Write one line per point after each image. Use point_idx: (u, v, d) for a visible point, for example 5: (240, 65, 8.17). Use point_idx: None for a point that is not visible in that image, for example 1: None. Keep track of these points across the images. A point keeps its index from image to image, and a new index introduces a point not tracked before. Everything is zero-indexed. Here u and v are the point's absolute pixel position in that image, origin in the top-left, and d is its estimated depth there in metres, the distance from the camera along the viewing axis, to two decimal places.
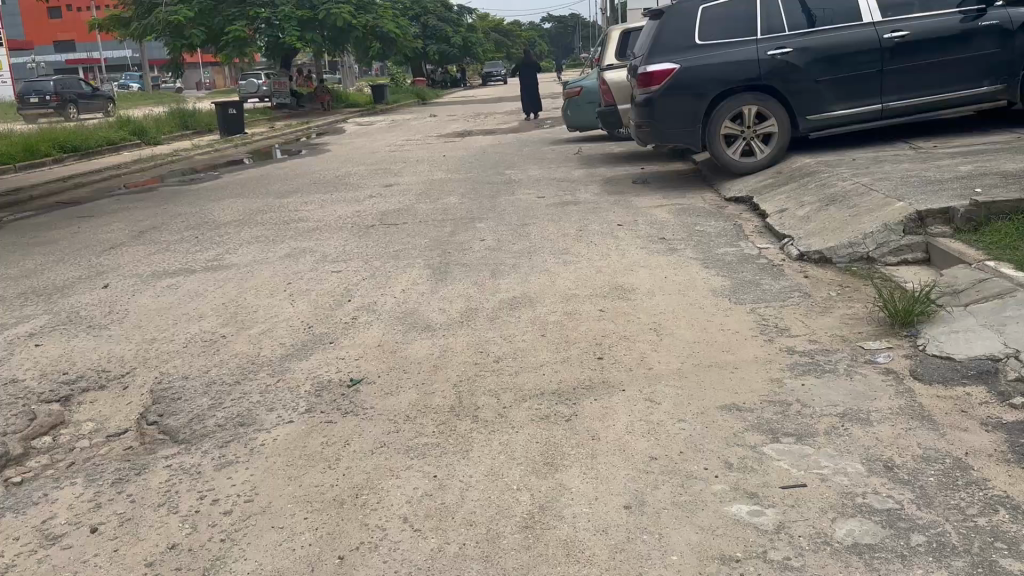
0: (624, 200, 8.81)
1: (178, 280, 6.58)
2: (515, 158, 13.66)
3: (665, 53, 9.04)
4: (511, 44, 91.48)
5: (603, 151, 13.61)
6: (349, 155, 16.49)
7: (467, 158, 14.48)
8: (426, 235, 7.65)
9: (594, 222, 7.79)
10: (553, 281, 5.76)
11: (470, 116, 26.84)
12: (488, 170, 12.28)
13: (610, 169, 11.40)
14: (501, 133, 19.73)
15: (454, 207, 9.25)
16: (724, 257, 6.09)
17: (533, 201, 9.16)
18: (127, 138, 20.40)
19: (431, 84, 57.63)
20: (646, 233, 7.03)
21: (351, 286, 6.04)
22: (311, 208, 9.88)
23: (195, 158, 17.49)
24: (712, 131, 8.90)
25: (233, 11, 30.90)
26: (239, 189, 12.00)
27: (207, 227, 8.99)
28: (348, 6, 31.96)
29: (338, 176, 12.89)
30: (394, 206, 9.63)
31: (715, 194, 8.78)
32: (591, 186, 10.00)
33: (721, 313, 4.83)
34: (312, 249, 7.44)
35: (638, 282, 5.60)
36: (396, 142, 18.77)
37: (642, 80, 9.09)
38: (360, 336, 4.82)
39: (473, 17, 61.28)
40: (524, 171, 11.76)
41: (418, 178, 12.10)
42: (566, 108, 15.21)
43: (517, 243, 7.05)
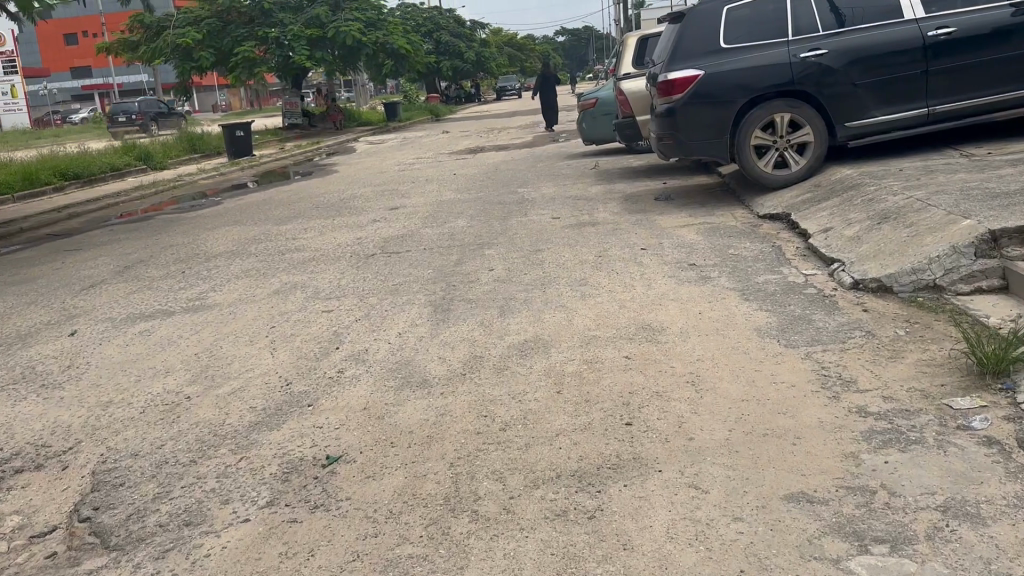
0: (647, 220, 8.08)
1: (153, 325, 5.92)
2: (528, 174, 12.97)
3: (687, 58, 8.32)
4: (524, 58, 91.19)
5: (621, 164, 12.89)
6: (357, 176, 15.90)
7: (478, 175, 13.81)
8: (429, 265, 6.96)
9: (614, 246, 7.06)
10: (568, 320, 5.04)
11: (483, 131, 26.23)
12: (499, 188, 11.59)
13: (628, 184, 10.66)
14: (515, 148, 19.08)
15: (461, 231, 8.57)
16: (765, 287, 5.33)
17: (547, 223, 8.45)
18: (132, 163, 20.01)
19: (444, 100, 57.28)
20: (673, 259, 6.28)
21: (341, 328, 5.34)
22: (309, 235, 9.25)
23: (200, 183, 17.04)
24: (741, 142, 8.14)
25: (242, 31, 30.65)
26: (238, 216, 11.42)
27: (197, 259, 8.38)
28: (358, 23, 31.60)
29: (343, 199, 12.29)
30: (398, 231, 8.97)
31: (747, 211, 8.01)
32: (610, 204, 9.27)
33: (768, 360, 4.06)
34: (304, 283, 6.78)
35: (666, 319, 4.85)
36: (406, 161, 18.17)
37: (663, 89, 8.38)
38: (343, 394, 4.12)
39: (485, 31, 60.96)
40: (538, 189, 11.05)
41: (425, 198, 11.45)
42: (581, 121, 14.51)
43: (529, 272, 6.33)
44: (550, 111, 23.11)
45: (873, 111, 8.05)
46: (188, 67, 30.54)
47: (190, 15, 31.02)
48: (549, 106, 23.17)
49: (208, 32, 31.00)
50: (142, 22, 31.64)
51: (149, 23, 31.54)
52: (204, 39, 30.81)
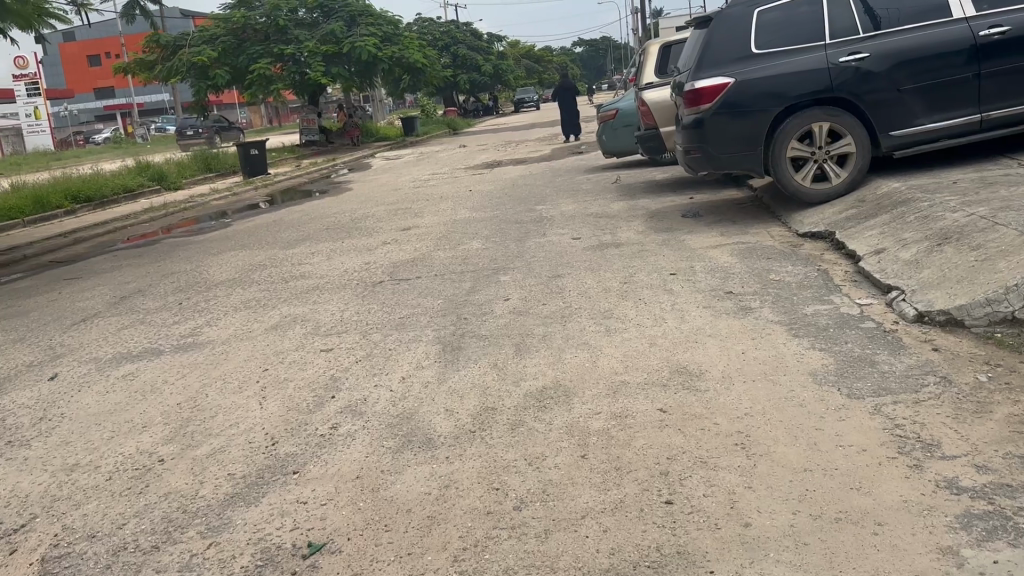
0: (675, 239, 7.49)
1: (139, 367, 5.43)
2: (547, 190, 12.43)
3: (716, 65, 7.75)
4: (542, 70, 90.94)
5: (644, 178, 12.32)
6: (370, 194, 15.46)
7: (494, 192, 13.29)
8: (439, 294, 6.43)
9: (641, 270, 6.49)
10: (592, 360, 4.48)
11: (500, 145, 25.75)
12: (516, 206, 11.05)
13: (652, 200, 10.07)
14: (533, 162, 18.56)
15: (476, 253, 8.03)
16: (815, 320, 4.73)
17: (567, 244, 7.89)
18: (145, 184, 19.74)
19: (462, 113, 57.00)
20: (708, 286, 5.70)
21: (339, 371, 4.81)
22: (316, 260, 8.76)
23: (212, 203, 16.69)
24: (776, 155, 7.55)
25: (257, 49, 30.48)
26: (245, 239, 10.98)
27: (197, 289, 7.92)
28: (373, 38, 31.32)
29: (355, 219, 11.82)
30: (409, 255, 8.45)
31: (784, 229, 7.42)
32: (634, 222, 8.69)
33: (830, 417, 3.47)
34: (305, 316, 6.27)
35: (705, 361, 4.27)
36: (421, 178, 17.71)
37: (690, 99, 7.81)
38: (336, 457, 3.58)
39: (503, 43, 60.68)
40: (557, 206, 10.49)
41: (439, 218, 10.94)
42: (601, 133, 13.96)
43: (548, 303, 5.78)
44: (572, 126, 23.42)
45: (920, 119, 7.43)
46: (204, 86, 30.40)
47: (205, 33, 30.92)
48: (571, 119, 23.37)
49: (224, 50, 30.86)
50: (158, 41, 31.59)
51: (165, 42, 31.48)
52: (220, 57, 30.66)
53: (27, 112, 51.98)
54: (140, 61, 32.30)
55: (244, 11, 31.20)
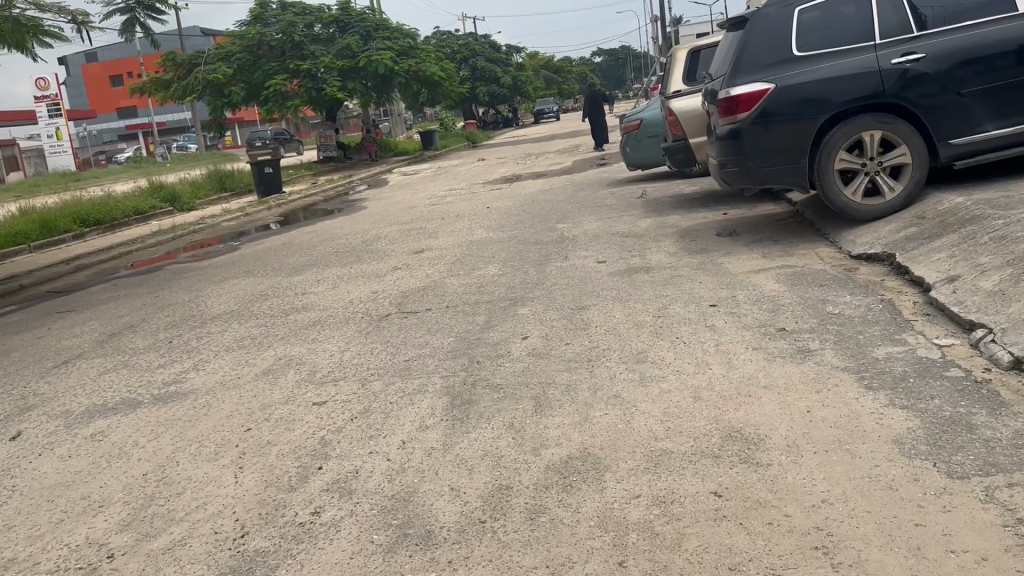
0: (712, 262, 6.77)
1: (110, 424, 4.81)
2: (568, 206, 11.75)
3: (753, 71, 7.06)
4: (561, 81, 90.51)
5: (671, 192, 11.61)
6: (384, 212, 14.88)
7: (513, 209, 12.63)
8: (450, 331, 5.77)
9: (677, 299, 5.78)
10: (626, 420, 3.78)
11: (520, 158, 25.11)
12: (536, 224, 10.37)
13: (682, 216, 9.35)
14: (553, 175, 17.90)
15: (493, 281, 7.36)
16: (889, 369, 3.99)
17: (592, 269, 7.20)
18: (157, 206, 19.38)
19: (482, 125, 56.58)
20: (756, 321, 4.97)
21: (330, 431, 4.16)
22: (321, 289, 8.14)
23: (223, 224, 16.22)
24: (823, 168, 6.85)
25: (273, 65, 30.23)
26: (250, 264, 10.42)
27: (191, 324, 7.32)
28: (390, 51, 30.92)
29: (367, 241, 11.23)
30: (419, 282, 7.81)
31: (833, 249, 6.69)
32: (664, 242, 7.98)
33: (930, 508, 2.76)
34: (301, 358, 5.63)
35: (764, 423, 3.56)
36: (438, 194, 17.11)
37: (725, 108, 7.12)
38: (315, 558, 2.92)
39: (521, 54, 60.29)
40: (579, 225, 9.80)
41: (454, 238, 10.30)
42: (625, 144, 13.28)
43: (571, 341, 5.09)
44: (597, 131, 23.46)
45: (983, 125, 6.67)
46: (220, 104, 30.14)
47: (221, 51, 30.69)
48: (596, 126, 23.37)
49: (240, 67, 30.61)
50: (174, 60, 31.44)
51: (181, 60, 31.31)
52: (235, 74, 30.40)
53: (50, 133, 52.36)
54: (156, 80, 32.11)
55: (260, 27, 30.96)
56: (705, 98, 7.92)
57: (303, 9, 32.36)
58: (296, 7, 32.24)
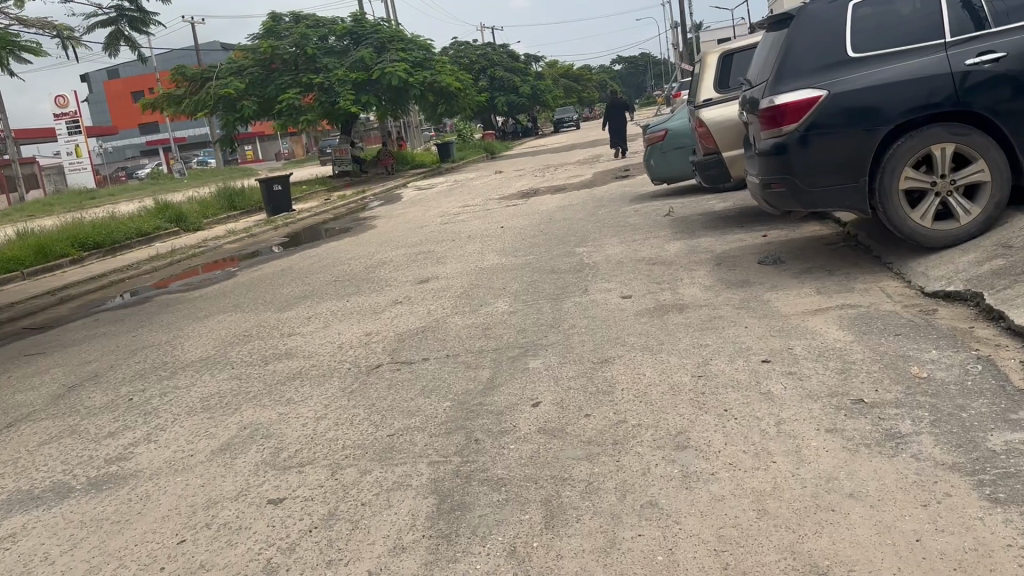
0: (757, 300, 5.78)
1: (24, 522, 3.93)
2: (588, 226, 10.81)
3: (801, 75, 6.03)
4: (581, 89, 89.63)
5: (701, 209, 10.62)
6: (393, 232, 14.03)
7: (529, 229, 11.70)
8: (445, 391, 4.84)
9: (718, 351, 4.79)
10: (666, 546, 2.81)
11: (538, 170, 24.21)
12: (552, 248, 9.43)
13: (715, 239, 8.35)
14: (572, 189, 16.97)
15: (502, 320, 6.41)
16: (1016, 473, 2.98)
17: (615, 308, 6.23)
18: (161, 226, 18.71)
19: (500, 135, 55.84)
20: (823, 388, 3.99)
21: (281, 547, 3.23)
22: (310, 329, 7.25)
23: (226, 247, 15.46)
24: (887, 189, 5.84)
25: (286, 79, 29.66)
26: (241, 296, 9.58)
27: (160, 375, 6.46)
28: (404, 63, 30.21)
29: (371, 267, 10.34)
30: (418, 321, 6.90)
31: (900, 284, 5.68)
32: (697, 272, 6.98)
33: None
34: (268, 428, 4.72)
35: (860, 565, 2.58)
36: (451, 211, 16.23)
37: (767, 118, 6.11)
38: None
39: (540, 63, 59.53)
40: (600, 249, 8.83)
41: (464, 265, 9.39)
42: (649, 157, 12.30)
43: (590, 411, 4.14)
44: (619, 137, 22.52)
45: None
46: (232, 118, 29.60)
47: (233, 65, 30.19)
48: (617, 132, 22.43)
49: (252, 81, 30.07)
50: (186, 75, 30.97)
51: (193, 75, 30.81)
52: (247, 89, 29.85)
53: (69, 150, 52.37)
54: (168, 96, 31.62)
55: (272, 40, 30.40)
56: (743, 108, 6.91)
57: (316, 22, 31.80)
58: (309, 20, 31.69)
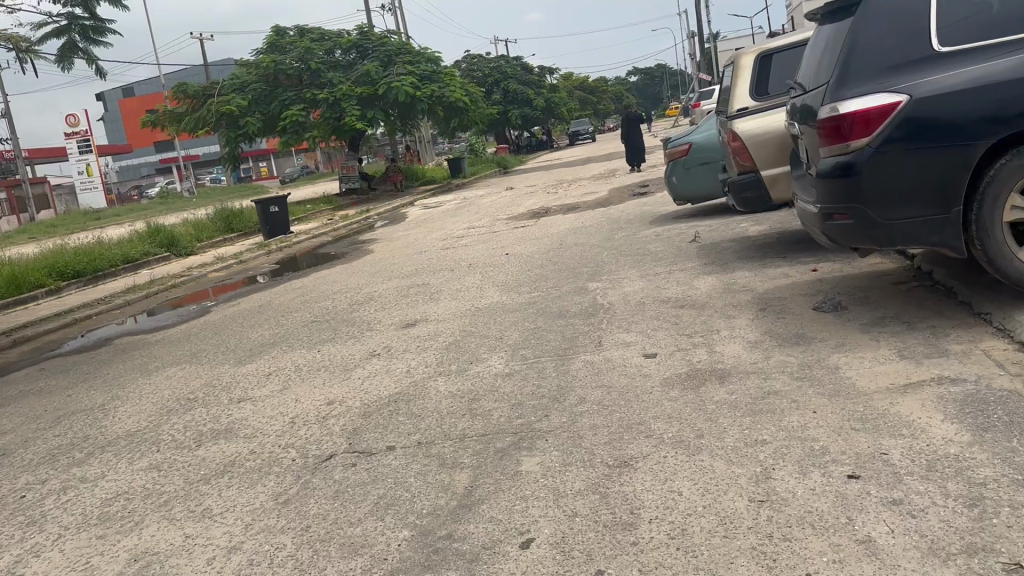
0: (822, 369, 4.46)
1: None
2: (602, 254, 9.54)
3: (872, 77, 4.70)
4: (596, 101, 88.50)
5: (731, 233, 9.33)
6: (389, 259, 12.84)
7: (536, 257, 10.42)
8: (404, 506, 3.57)
9: (779, 455, 3.48)
10: None
11: (551, 186, 22.94)
12: (560, 284, 8.14)
13: (753, 275, 7.02)
14: (586, 207, 15.70)
15: (494, 387, 5.13)
16: None
17: (635, 372, 4.93)
18: (150, 252, 17.68)
19: (515, 150, 54.74)
20: (954, 543, 2.66)
21: None
22: (266, 394, 6.00)
23: (211, 275, 14.31)
24: (988, 221, 4.57)
25: (290, 94, 28.75)
26: (205, 341, 8.41)
27: (73, 458, 5.24)
28: (412, 76, 29.14)
29: (355, 305, 9.10)
30: (391, 383, 5.65)
31: (1009, 346, 4.34)
32: (737, 320, 5.67)
33: None
34: (162, 564, 3.46)
35: None
36: (455, 233, 15.01)
37: (829, 129, 4.80)
38: None
39: (554, 75, 58.38)
40: (617, 286, 7.52)
41: (458, 304, 8.12)
42: (670, 174, 10.98)
43: (602, 562, 2.84)
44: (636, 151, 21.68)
45: None
46: (234, 135, 28.59)
47: (236, 81, 29.39)
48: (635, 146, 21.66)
49: (255, 98, 29.12)
50: (187, 92, 30.09)
51: (195, 92, 29.95)
52: (250, 106, 28.89)
53: (80, 170, 51.89)
54: (171, 113, 30.82)
55: (275, 55, 29.44)
56: (794, 120, 5.61)
57: (320, 36, 30.81)
58: (314, 33, 30.70)
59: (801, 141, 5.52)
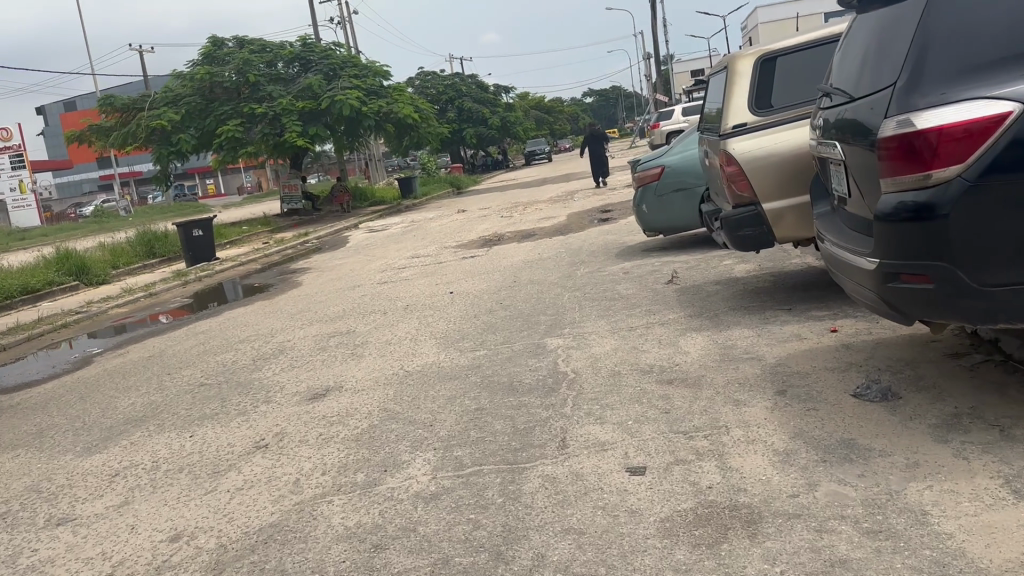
0: (902, 517, 2.95)
1: None
2: (563, 298, 8.01)
3: (959, 79, 3.26)
4: (552, 121, 87.66)
5: (715, 274, 7.90)
6: (317, 295, 11.16)
7: (486, 297, 8.84)
8: None
9: None
10: None
11: (506, 209, 21.41)
12: (511, 340, 6.56)
13: (756, 337, 5.53)
14: (544, 235, 14.19)
15: (411, 521, 3.50)
16: None
17: (616, 502, 3.36)
18: (53, 281, 15.65)
19: (470, 169, 53.32)
20: None
21: None
22: (97, 515, 4.28)
23: (114, 312, 12.43)
24: None
25: (227, 108, 26.88)
26: (62, 412, 6.64)
27: None
28: (358, 91, 27.45)
29: (261, 361, 7.39)
30: (269, 502, 4.00)
31: None
32: (751, 412, 4.16)
33: None
34: None
35: None
36: (396, 263, 13.36)
37: (896, 151, 3.34)
38: None
39: (511, 94, 57.18)
40: (582, 346, 5.97)
41: (385, 365, 6.48)
42: (640, 201, 9.56)
43: None
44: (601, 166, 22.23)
45: None
46: (166, 151, 26.58)
47: (169, 94, 27.54)
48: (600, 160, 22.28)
49: (188, 112, 27.14)
50: (115, 104, 27.97)
51: (123, 104, 27.86)
52: (183, 120, 26.93)
53: (11, 186, 48.80)
54: (98, 127, 28.70)
55: (211, 67, 27.54)
56: (833, 141, 4.14)
57: (261, 47, 28.97)
58: (254, 44, 28.85)
59: (842, 169, 4.06)
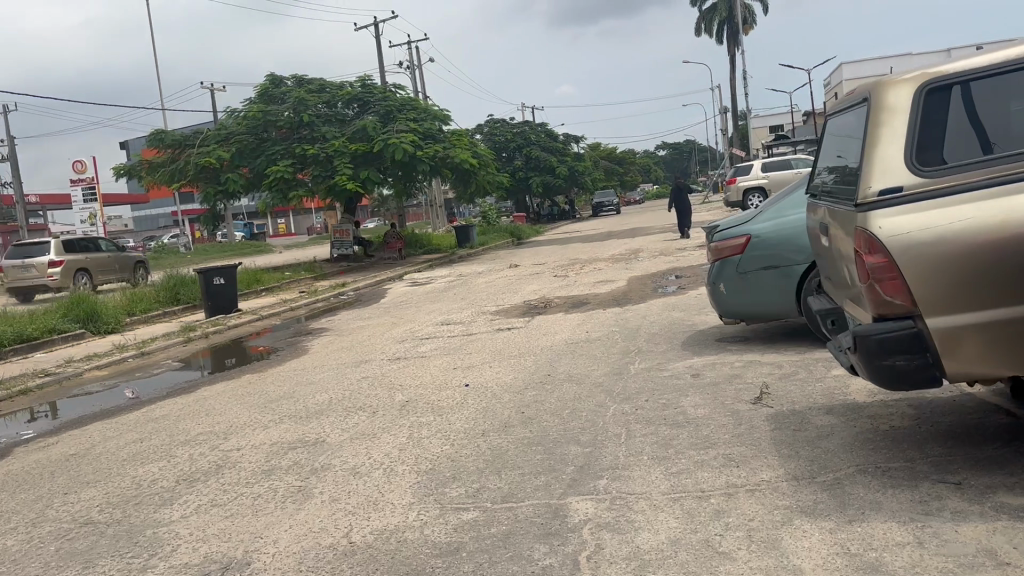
0: None
1: None
2: (605, 414, 5.81)
3: None
4: (623, 173, 85.91)
5: (821, 393, 5.62)
6: (315, 370, 9.23)
7: (506, 399, 6.72)
8: None
9: None
10: None
11: (562, 266, 19.37)
12: (517, 495, 4.39)
13: (918, 551, 3.26)
14: (597, 304, 12.03)
15: None
16: None
17: None
18: (54, 329, 14.18)
19: (534, 218, 51.72)
20: None
21: None
22: None
23: (93, 375, 10.74)
24: None
25: (278, 148, 25.72)
26: None
27: None
28: (414, 134, 26.05)
29: (186, 484, 5.41)
30: None
31: None
32: None
33: None
34: None
35: None
36: (420, 331, 11.38)
37: None
38: None
39: (580, 144, 55.57)
40: (622, 529, 3.78)
41: (328, 520, 4.39)
42: (717, 279, 7.35)
43: None
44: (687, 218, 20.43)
45: None
46: (214, 191, 25.58)
47: (221, 131, 26.64)
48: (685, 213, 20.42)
49: (238, 151, 26.00)
50: (167, 141, 27.20)
51: (174, 141, 27.07)
52: (233, 159, 25.92)
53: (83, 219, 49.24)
54: (150, 163, 27.96)
55: (266, 105, 26.62)
56: None
57: (320, 86, 27.97)
58: (312, 84, 27.87)
59: None
